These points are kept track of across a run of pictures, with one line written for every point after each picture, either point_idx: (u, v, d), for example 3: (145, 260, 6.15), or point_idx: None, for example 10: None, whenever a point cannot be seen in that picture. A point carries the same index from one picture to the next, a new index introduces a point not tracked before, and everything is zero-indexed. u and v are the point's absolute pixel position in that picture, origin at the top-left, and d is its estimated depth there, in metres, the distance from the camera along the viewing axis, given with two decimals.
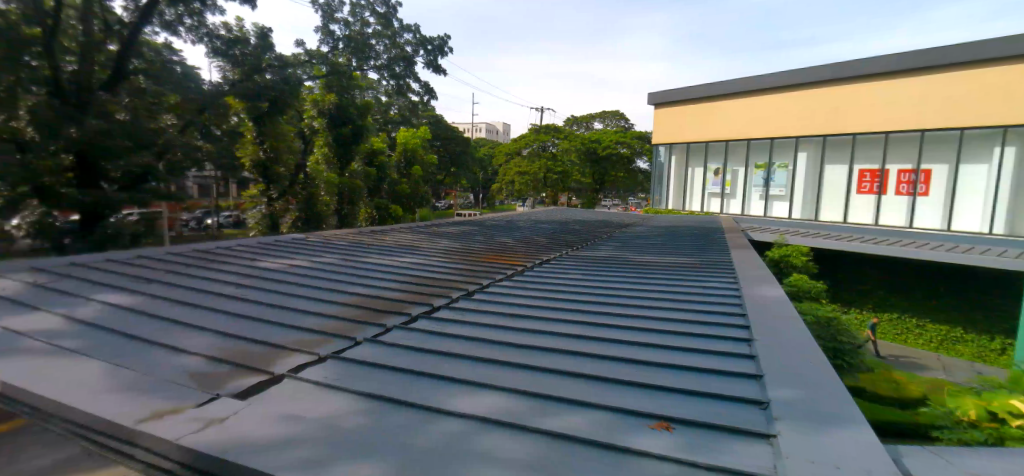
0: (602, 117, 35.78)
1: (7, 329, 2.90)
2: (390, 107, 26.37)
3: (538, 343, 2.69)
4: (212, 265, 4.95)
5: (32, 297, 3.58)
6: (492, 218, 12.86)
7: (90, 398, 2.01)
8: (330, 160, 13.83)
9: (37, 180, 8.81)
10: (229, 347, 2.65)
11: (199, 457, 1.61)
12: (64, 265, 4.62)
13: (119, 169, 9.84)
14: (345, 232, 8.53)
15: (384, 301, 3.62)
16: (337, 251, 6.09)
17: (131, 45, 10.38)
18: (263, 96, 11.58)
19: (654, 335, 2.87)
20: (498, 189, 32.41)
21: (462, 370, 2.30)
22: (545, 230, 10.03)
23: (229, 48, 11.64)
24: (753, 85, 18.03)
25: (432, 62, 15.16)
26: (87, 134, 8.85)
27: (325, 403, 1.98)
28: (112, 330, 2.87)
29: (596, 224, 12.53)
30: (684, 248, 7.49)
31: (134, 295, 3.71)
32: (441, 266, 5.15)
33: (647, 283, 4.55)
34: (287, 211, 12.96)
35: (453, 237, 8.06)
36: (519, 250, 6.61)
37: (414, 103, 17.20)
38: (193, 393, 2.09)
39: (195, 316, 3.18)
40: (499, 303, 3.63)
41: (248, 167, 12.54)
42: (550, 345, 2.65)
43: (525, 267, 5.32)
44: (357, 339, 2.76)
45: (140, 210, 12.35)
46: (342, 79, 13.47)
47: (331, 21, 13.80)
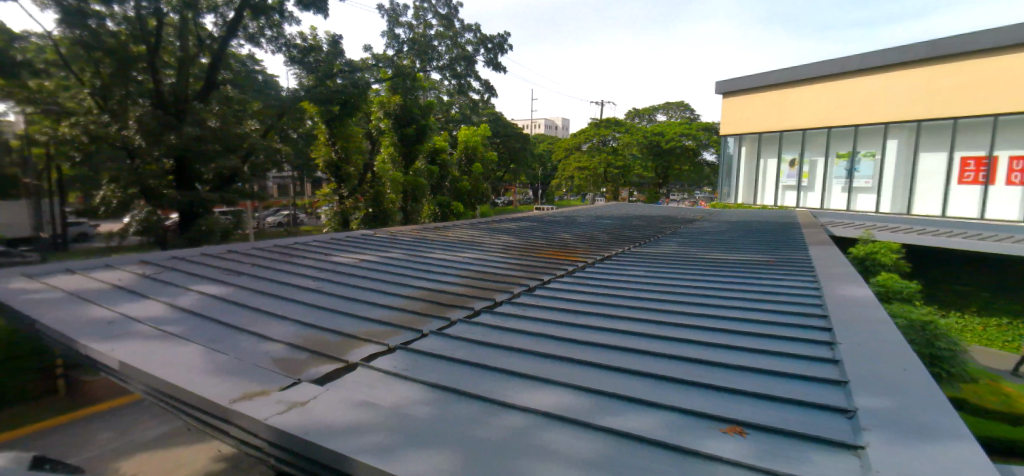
0: (666, 108, 34.55)
1: (122, 314, 3.27)
2: (452, 106, 27.00)
3: (599, 341, 2.66)
4: (291, 259, 5.31)
5: (141, 287, 4.03)
6: (552, 214, 12.80)
7: (192, 378, 2.23)
8: (395, 159, 14.25)
9: (143, 183, 9.92)
10: (308, 336, 2.83)
11: (285, 437, 1.74)
12: (166, 258, 5.13)
13: (211, 171, 10.79)
14: (410, 228, 8.85)
15: (448, 296, 3.72)
16: (403, 247, 6.34)
17: (220, 58, 11.32)
18: (333, 100, 12.18)
19: (723, 336, 2.75)
20: (558, 185, 32.22)
21: (524, 365, 2.33)
22: (606, 226, 9.89)
23: (304, 55, 12.33)
24: (832, 68, 16.72)
25: (492, 60, 15.31)
26: (185, 140, 9.71)
27: (395, 392, 2.08)
28: (208, 318, 3.17)
29: (659, 219, 12.15)
30: (755, 244, 7.11)
31: (226, 286, 4.06)
32: (501, 262, 5.22)
33: (716, 281, 4.36)
34: (356, 209, 13.47)
35: (513, 233, 8.14)
36: (580, 246, 6.56)
37: (475, 102, 17.41)
38: (278, 376, 2.26)
39: (278, 307, 3.44)
40: (561, 299, 3.62)
41: (322, 167, 13.29)
42: (613, 343, 2.62)
43: (586, 263, 5.26)
44: (423, 332, 2.85)
45: (229, 208, 13.46)
46: (406, 81, 13.90)
47: (396, 24, 14.26)
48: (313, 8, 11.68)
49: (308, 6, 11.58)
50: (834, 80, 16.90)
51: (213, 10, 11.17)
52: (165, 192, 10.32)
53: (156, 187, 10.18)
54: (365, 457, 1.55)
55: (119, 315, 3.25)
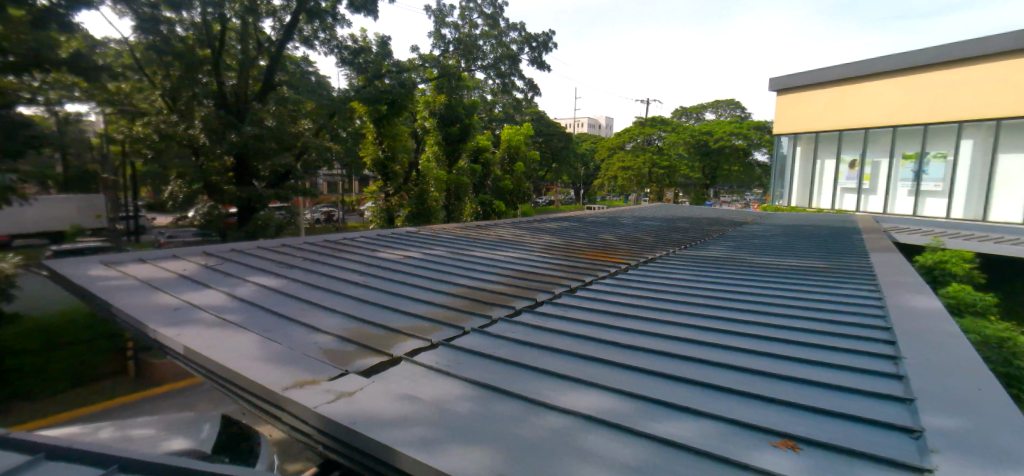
0: (715, 107, 33.48)
1: (186, 302, 3.49)
2: (495, 105, 27.15)
3: (642, 344, 2.61)
4: (339, 255, 5.50)
5: (203, 276, 4.29)
6: (595, 214, 12.63)
7: (248, 364, 2.35)
8: (439, 157, 14.52)
9: (206, 178, 10.72)
10: (354, 329, 2.93)
11: (333, 425, 1.81)
12: (226, 250, 5.43)
13: (267, 168, 11.35)
14: (453, 226, 8.98)
15: (489, 294, 3.75)
16: (445, 244, 6.45)
17: (277, 60, 11.86)
18: (381, 100, 12.49)
19: (775, 345, 2.63)
20: (601, 185, 31.84)
21: (565, 366, 2.32)
22: (649, 227, 9.70)
23: (355, 57, 12.75)
24: (898, 65, 15.64)
25: (536, 59, 15.30)
26: (245, 139, 10.21)
27: (437, 387, 2.12)
28: (263, 308, 3.33)
29: (705, 221, 11.79)
30: (808, 250, 6.78)
31: (279, 278, 4.26)
32: (542, 261, 5.21)
33: (767, 287, 4.17)
34: (400, 206, 13.66)
35: (554, 233, 8.10)
36: (622, 247, 6.47)
37: (518, 101, 17.43)
38: (327, 367, 2.34)
39: (327, 300, 3.58)
40: (603, 301, 3.58)
41: (369, 165, 13.66)
42: (657, 348, 2.56)
43: (629, 265, 5.18)
44: (464, 329, 2.89)
45: (282, 204, 14.12)
46: (451, 80, 14.08)
47: (442, 25, 14.48)
48: (364, 10, 12.04)
49: (359, 8, 11.94)
50: (900, 77, 15.80)
51: (272, 14, 11.70)
52: (225, 187, 10.96)
53: (217, 183, 10.87)
54: (408, 450, 1.59)
55: (184, 303, 3.47)
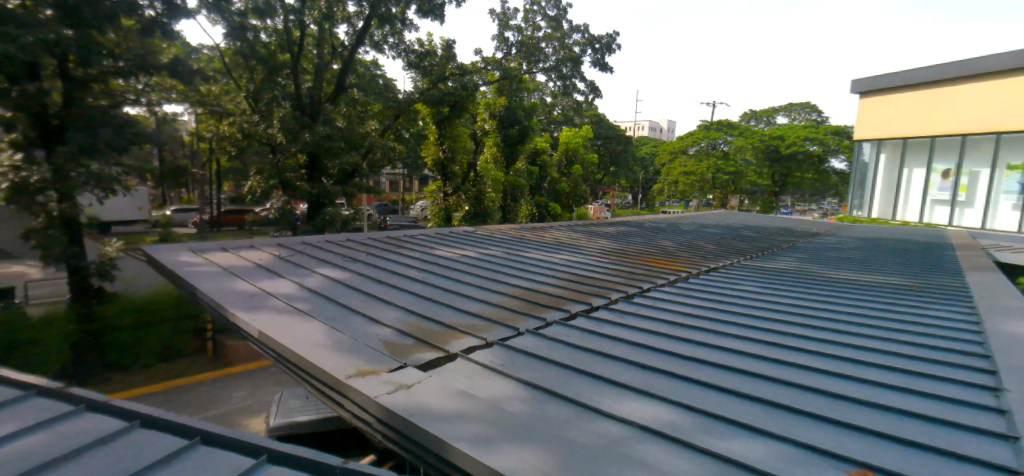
0: (788, 110, 31.67)
1: (261, 289, 3.74)
2: (555, 108, 27.03)
3: (704, 357, 2.52)
4: (400, 251, 5.69)
5: (276, 266, 4.57)
6: (654, 220, 12.28)
7: (315, 351, 2.49)
8: (498, 159, 14.75)
9: (282, 175, 11.29)
10: (413, 323, 3.02)
11: (392, 416, 1.87)
12: (297, 242, 5.76)
13: (337, 167, 11.95)
14: (509, 227, 9.05)
15: (544, 296, 3.73)
16: (501, 245, 6.51)
17: (348, 64, 12.44)
18: (444, 102, 12.72)
19: (854, 366, 2.45)
20: (660, 190, 30.99)
21: (623, 374, 2.28)
22: (712, 235, 9.31)
23: (421, 60, 13.07)
24: (996, 64, 14.13)
25: (598, 61, 15.10)
26: (318, 138, 10.73)
27: (492, 385, 2.14)
28: (329, 298, 3.51)
29: (774, 231, 11.18)
30: (891, 266, 6.24)
31: (345, 271, 4.46)
32: (598, 266, 5.13)
33: (843, 303, 3.89)
34: (458, 206, 13.94)
35: (610, 237, 7.96)
36: (683, 255, 6.25)
37: (578, 104, 17.21)
38: (387, 358, 2.43)
39: (388, 294, 3.71)
40: (662, 309, 3.48)
41: (431, 165, 14.02)
42: (721, 362, 2.45)
43: (690, 273, 4.98)
44: (519, 330, 2.90)
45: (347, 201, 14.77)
46: (512, 83, 14.03)
47: (506, 28, 14.58)
48: (431, 15, 12.38)
49: (426, 13, 12.29)
50: (999, 79, 14.19)
51: (346, 20, 12.27)
52: (299, 184, 11.52)
53: (292, 180, 11.51)
54: (463, 446, 1.62)
55: (260, 290, 3.71)
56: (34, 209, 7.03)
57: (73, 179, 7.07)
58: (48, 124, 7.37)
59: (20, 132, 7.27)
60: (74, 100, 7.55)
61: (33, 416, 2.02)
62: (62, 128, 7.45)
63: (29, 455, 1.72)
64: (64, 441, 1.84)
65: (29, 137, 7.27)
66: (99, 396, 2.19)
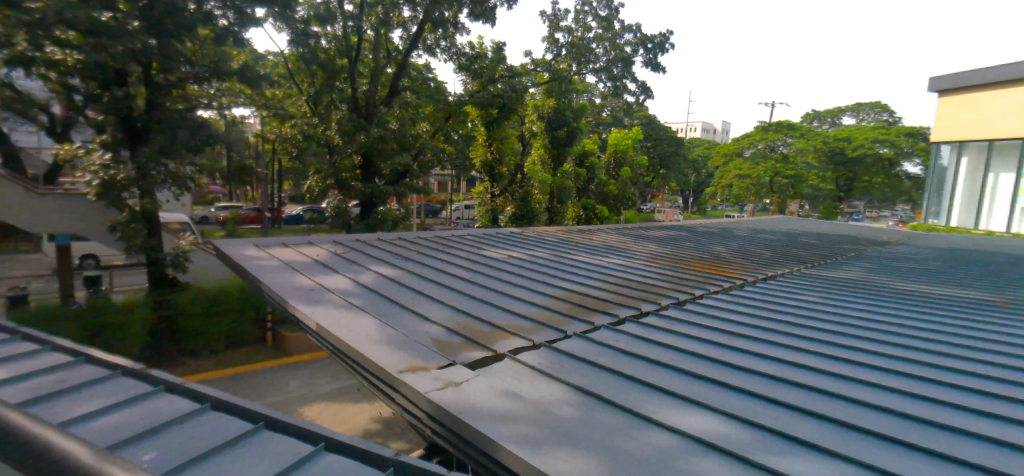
0: (856, 110, 29.77)
1: (319, 284, 3.91)
2: (604, 110, 26.68)
3: (763, 369, 2.41)
4: (449, 251, 5.79)
5: (332, 262, 4.77)
6: (706, 225, 11.85)
7: (368, 346, 2.57)
8: (546, 160, 14.73)
9: (337, 176, 11.74)
10: (461, 322, 3.07)
11: (441, 412, 1.91)
12: (351, 240, 5.99)
13: (389, 168, 12.19)
14: (555, 229, 9.02)
15: (592, 300, 3.69)
16: (548, 247, 6.51)
17: (402, 67, 12.80)
18: (493, 103, 12.77)
19: (928, 386, 2.27)
20: (713, 194, 29.92)
21: (677, 383, 2.21)
22: (769, 241, 8.89)
23: (472, 63, 13.28)
24: None
25: (651, 61, 14.76)
26: (372, 140, 11.08)
27: (539, 387, 2.14)
28: (382, 295, 3.62)
29: (838, 239, 10.53)
30: (972, 279, 5.75)
31: (395, 269, 4.59)
32: (647, 271, 5.03)
33: (915, 317, 3.62)
34: (505, 207, 13.99)
35: (660, 242, 7.76)
36: (737, 261, 6.01)
37: (628, 105, 16.93)
38: (436, 355, 2.48)
39: (437, 292, 3.78)
40: (715, 317, 3.35)
41: (479, 166, 14.14)
42: (781, 375, 2.34)
43: (746, 281, 4.78)
44: (566, 333, 2.88)
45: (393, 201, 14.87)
46: (562, 84, 13.95)
47: (556, 29, 14.53)
48: (483, 18, 12.54)
49: (478, 16, 12.45)
50: None
51: (401, 25, 12.60)
52: (353, 183, 11.93)
53: (346, 180, 11.94)
54: (511, 447, 1.62)
55: (317, 285, 3.89)
56: (118, 205, 7.61)
57: (154, 177, 7.69)
58: (133, 126, 7.96)
59: (111, 133, 7.95)
60: (157, 106, 8.06)
61: (119, 394, 2.21)
62: (146, 130, 7.98)
63: (117, 429, 1.89)
64: (146, 418, 2.00)
65: (117, 138, 7.92)
66: (175, 378, 2.36)
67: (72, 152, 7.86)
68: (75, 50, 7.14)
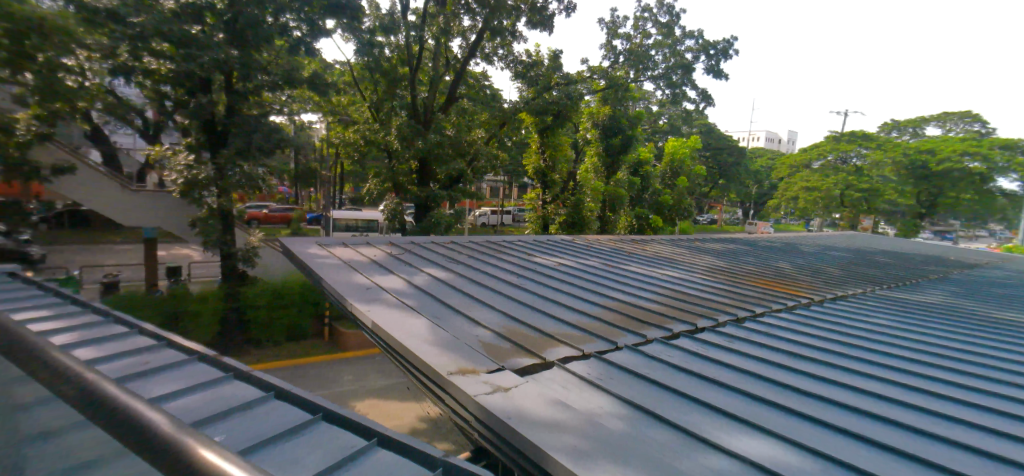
0: (942, 119, 27.44)
1: (375, 283, 4.05)
2: (661, 117, 26.10)
3: (835, 396, 2.25)
4: (500, 256, 5.84)
5: (388, 263, 4.93)
6: (768, 239, 11.27)
7: (419, 345, 2.63)
8: (599, 168, 14.57)
9: (394, 179, 12.13)
10: (511, 327, 3.08)
11: (489, 415, 1.92)
12: (406, 242, 6.16)
13: (443, 172, 12.40)
14: (609, 238, 8.88)
15: (644, 312, 3.60)
16: (599, 256, 6.42)
17: (460, 75, 13.07)
18: (548, 111, 12.73)
19: (1018, 425, 2.07)
20: (776, 206, 28.46)
21: (740, 405, 2.11)
22: (840, 259, 8.35)
23: (528, 70, 13.36)
24: None
25: (712, 68, 14.30)
26: (429, 145, 11.35)
27: (587, 398, 2.11)
28: (434, 297, 3.70)
29: (920, 259, 9.68)
30: None
31: (448, 271, 4.69)
32: (702, 284, 4.85)
33: (1006, 348, 3.28)
34: (556, 214, 13.86)
35: (719, 255, 7.47)
36: (803, 279, 5.68)
37: (687, 113, 16.43)
38: (486, 359, 2.51)
39: (487, 297, 3.82)
40: (777, 337, 3.18)
41: (532, 173, 14.07)
42: (857, 404, 2.18)
43: (812, 299, 4.50)
44: (617, 344, 2.82)
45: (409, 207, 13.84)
46: (618, 92, 13.66)
47: (614, 36, 14.36)
48: (541, 26, 12.61)
49: (536, 24, 12.54)
50: None
51: (461, 35, 12.89)
52: (409, 187, 12.25)
53: (403, 184, 12.31)
54: (560, 456, 1.61)
55: (373, 284, 4.03)
56: (198, 203, 8.22)
57: (231, 177, 8.26)
58: (215, 130, 8.58)
59: (195, 136, 8.65)
60: (236, 110, 8.61)
61: (194, 378, 2.38)
62: (225, 133, 8.59)
63: (193, 410, 2.03)
64: (217, 402, 2.13)
65: (201, 141, 8.58)
66: (243, 366, 2.52)
67: (161, 152, 8.58)
68: (168, 60, 7.83)
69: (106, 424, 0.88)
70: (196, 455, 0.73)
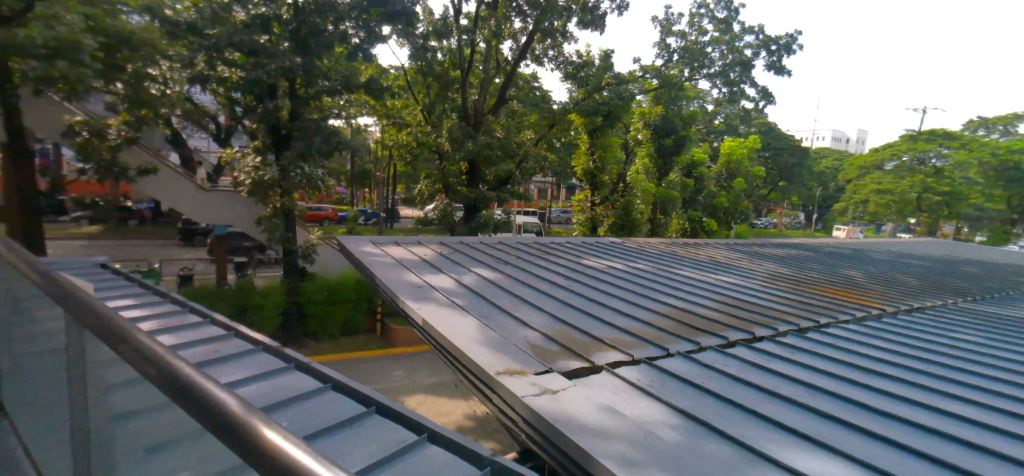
0: None
1: (426, 282, 4.15)
2: (717, 116, 25.19)
3: (921, 422, 2.08)
4: (548, 257, 5.82)
5: (438, 262, 5.02)
6: (833, 245, 10.62)
7: (468, 345, 2.66)
8: (650, 170, 14.25)
9: (445, 180, 12.37)
10: (560, 330, 3.06)
11: (538, 418, 1.91)
12: (456, 242, 6.25)
13: (493, 173, 12.50)
14: (660, 241, 8.66)
15: (698, 319, 3.47)
16: (650, 259, 6.28)
17: (510, 77, 13.15)
18: (598, 111, 12.55)
19: None
20: (843, 210, 26.74)
21: (811, 425, 1.98)
22: (917, 268, 7.73)
23: (578, 71, 13.26)
24: None
25: (774, 64, 13.66)
26: (479, 146, 11.49)
27: (638, 405, 2.07)
28: (483, 297, 3.73)
29: (1012, 270, 8.77)
30: None
31: (497, 272, 4.72)
32: (761, 291, 4.62)
33: None
34: (605, 216, 13.65)
35: (779, 261, 7.10)
36: (873, 288, 5.30)
37: (745, 111, 15.76)
38: (534, 361, 2.50)
39: (536, 298, 3.82)
40: (845, 349, 2.97)
41: (580, 174, 13.90)
42: (947, 431, 2.00)
43: (884, 310, 4.19)
44: (669, 351, 2.74)
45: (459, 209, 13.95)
46: (671, 91, 13.35)
47: (668, 34, 14.00)
48: (592, 26, 12.47)
49: (587, 24, 12.41)
50: None
51: (512, 37, 12.95)
52: (459, 188, 12.45)
53: (452, 185, 12.52)
54: (610, 464, 1.58)
55: (424, 282, 4.12)
56: (263, 202, 8.72)
57: (294, 178, 8.69)
58: (280, 134, 9.07)
59: (263, 139, 9.17)
60: (298, 115, 9.04)
61: (258, 367, 2.52)
62: (288, 136, 9.04)
63: (258, 398, 2.15)
64: (279, 391, 2.24)
65: (267, 144, 9.07)
66: (304, 358, 2.64)
67: (233, 155, 9.17)
68: (238, 68, 8.35)
69: (180, 401, 0.94)
70: (258, 433, 0.78)
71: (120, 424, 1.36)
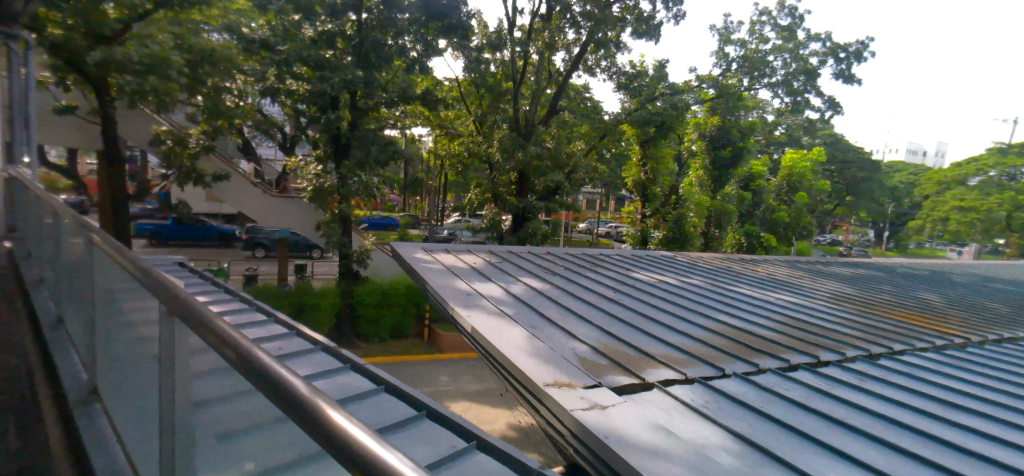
0: None
1: (475, 290, 4.20)
2: (778, 127, 24.06)
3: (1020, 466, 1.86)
4: (598, 270, 5.73)
5: (487, 271, 5.08)
6: (908, 265, 9.84)
7: (517, 354, 2.66)
8: (705, 182, 13.77)
9: (494, 190, 12.48)
10: (609, 344, 3.01)
11: (586, 432, 1.88)
12: (505, 251, 6.30)
13: (542, 184, 12.38)
14: (714, 256, 8.34)
15: (756, 339, 3.31)
16: (704, 274, 6.08)
17: (562, 88, 13.16)
18: (652, 122, 12.18)
19: None
20: (919, 227, 24.79)
21: (890, 461, 1.82)
22: (1006, 293, 7.02)
23: (631, 81, 13.04)
24: None
25: (842, 72, 12.94)
26: (528, 156, 11.53)
27: (691, 426, 2.00)
28: (532, 308, 3.73)
29: None
30: None
31: (545, 282, 4.72)
32: (826, 313, 4.35)
33: None
34: (655, 228, 13.25)
35: (846, 281, 6.66)
36: (956, 314, 4.86)
37: (810, 122, 14.98)
38: (583, 374, 2.46)
39: (583, 310, 3.78)
40: (920, 379, 2.74)
41: (631, 186, 13.61)
42: None
43: (968, 339, 3.82)
44: (725, 371, 2.63)
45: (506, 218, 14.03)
46: (729, 100, 12.89)
47: (727, 42, 13.60)
48: (647, 36, 12.29)
49: (642, 34, 12.24)
50: None
51: (565, 48, 12.98)
52: (507, 197, 12.50)
53: (501, 194, 12.58)
54: None
55: (473, 290, 4.17)
56: (323, 207, 9.14)
57: (351, 186, 9.02)
58: (340, 143, 9.49)
59: (324, 149, 9.62)
60: (358, 126, 9.43)
61: (317, 366, 2.63)
62: (348, 145, 9.46)
63: None
64: (334, 390, 2.33)
65: (328, 153, 9.51)
66: (358, 359, 2.73)
67: (296, 163, 9.67)
68: (305, 81, 8.84)
69: (255, 383, 1.00)
70: (327, 417, 0.81)
71: (199, 413, 1.46)
